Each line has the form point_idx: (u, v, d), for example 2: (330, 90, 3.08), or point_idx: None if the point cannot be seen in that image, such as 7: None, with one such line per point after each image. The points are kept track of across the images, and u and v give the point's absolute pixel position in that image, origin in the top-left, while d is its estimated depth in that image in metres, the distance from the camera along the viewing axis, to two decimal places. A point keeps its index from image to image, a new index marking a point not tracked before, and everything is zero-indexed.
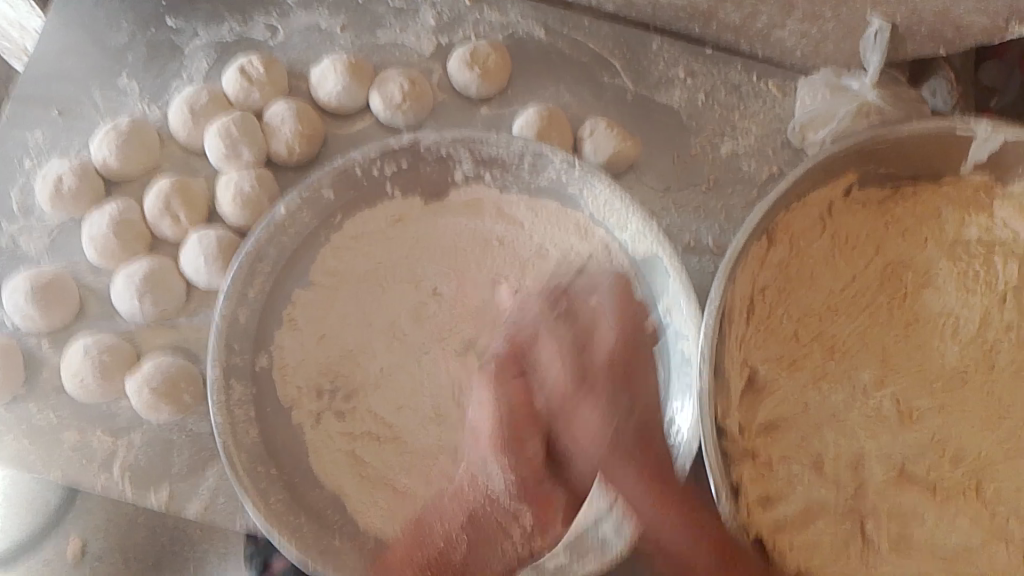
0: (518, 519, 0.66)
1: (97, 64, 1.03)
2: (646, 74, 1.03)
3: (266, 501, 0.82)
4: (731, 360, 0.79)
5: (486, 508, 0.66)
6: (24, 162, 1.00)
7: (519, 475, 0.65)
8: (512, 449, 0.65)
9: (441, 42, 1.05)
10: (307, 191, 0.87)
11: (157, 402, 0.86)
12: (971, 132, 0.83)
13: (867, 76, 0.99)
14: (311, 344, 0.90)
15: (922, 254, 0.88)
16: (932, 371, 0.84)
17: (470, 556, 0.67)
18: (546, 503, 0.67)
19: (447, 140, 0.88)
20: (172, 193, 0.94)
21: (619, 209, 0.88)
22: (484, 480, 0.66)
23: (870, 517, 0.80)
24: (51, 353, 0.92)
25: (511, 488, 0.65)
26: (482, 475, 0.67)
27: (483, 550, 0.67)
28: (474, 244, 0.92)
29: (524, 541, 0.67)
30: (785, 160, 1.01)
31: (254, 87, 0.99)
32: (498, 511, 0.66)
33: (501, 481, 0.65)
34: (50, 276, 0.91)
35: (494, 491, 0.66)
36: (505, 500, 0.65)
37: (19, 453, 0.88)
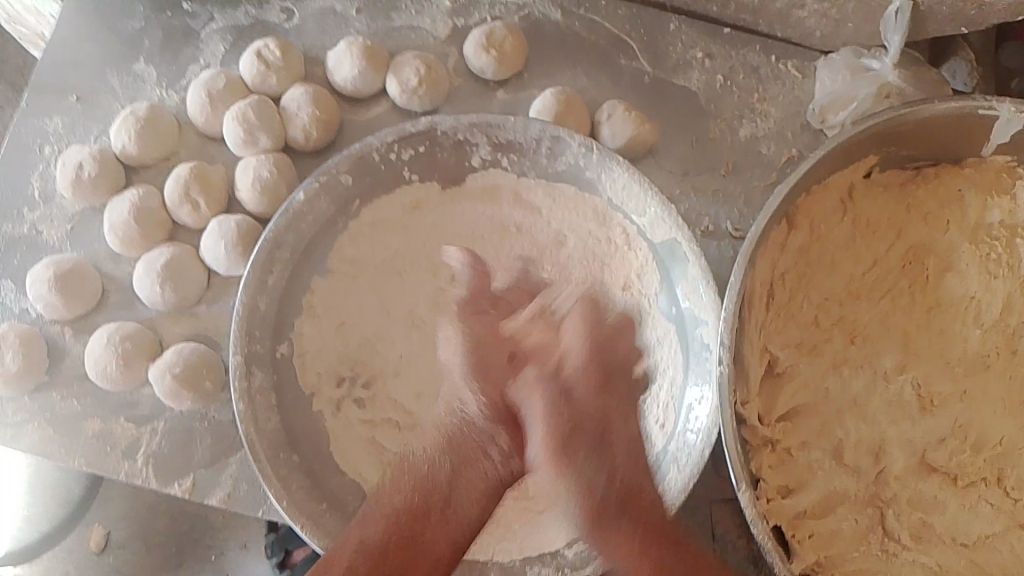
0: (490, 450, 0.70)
1: (114, 50, 1.03)
2: (664, 56, 1.02)
3: (289, 488, 0.83)
4: (750, 346, 0.79)
5: (465, 431, 0.71)
6: (44, 149, 1.01)
7: (499, 410, 0.71)
8: (484, 379, 0.72)
9: (457, 25, 1.04)
10: (324, 176, 0.87)
11: (179, 390, 0.87)
12: (995, 112, 0.81)
13: (888, 55, 0.97)
14: (331, 332, 0.91)
15: (946, 238, 0.87)
16: (954, 357, 0.84)
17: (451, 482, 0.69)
18: (521, 437, 0.71)
19: (464, 124, 0.87)
20: (191, 180, 0.94)
21: (638, 194, 0.86)
22: (460, 408, 0.72)
23: (891, 506, 0.79)
24: (73, 341, 0.93)
25: (484, 411, 0.71)
26: (457, 403, 0.73)
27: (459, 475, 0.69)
28: (492, 230, 0.93)
29: (501, 463, 0.70)
30: (804, 143, 1.00)
31: (271, 72, 0.99)
32: (474, 437, 0.70)
33: (477, 405, 0.71)
34: (70, 265, 0.92)
35: (470, 414, 0.71)
36: (480, 422, 0.71)
37: (43, 440, 0.90)
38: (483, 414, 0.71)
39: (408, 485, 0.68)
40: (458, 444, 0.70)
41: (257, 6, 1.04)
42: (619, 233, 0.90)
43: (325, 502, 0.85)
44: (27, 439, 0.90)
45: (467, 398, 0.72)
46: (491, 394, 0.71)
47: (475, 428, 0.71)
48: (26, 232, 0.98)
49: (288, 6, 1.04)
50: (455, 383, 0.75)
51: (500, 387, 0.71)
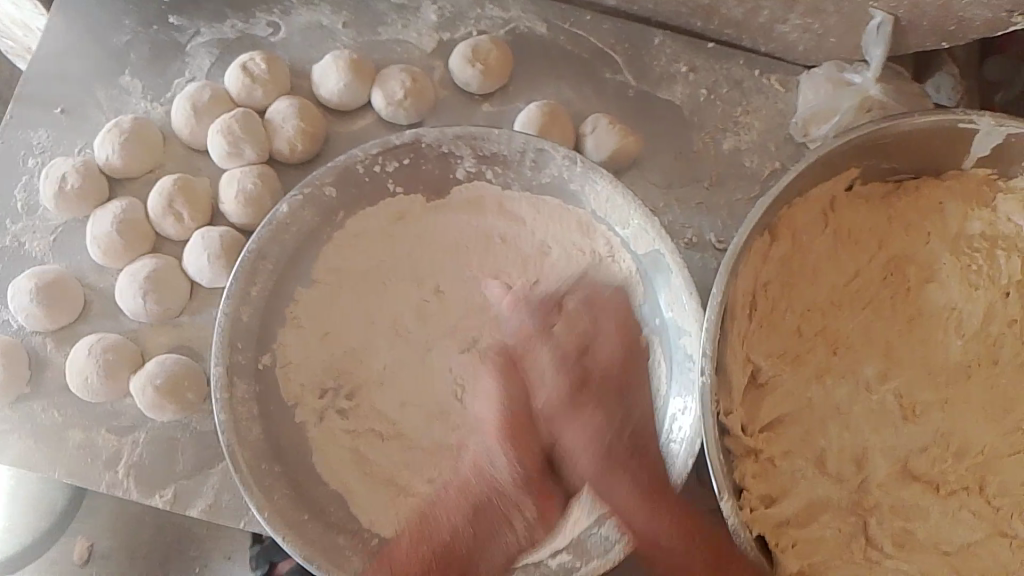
0: (520, 507, 0.73)
1: (100, 63, 1.03)
2: (648, 69, 1.03)
3: (271, 498, 0.82)
4: (732, 356, 0.79)
5: (492, 496, 0.73)
6: (29, 161, 1.01)
7: (523, 468, 0.73)
8: (514, 442, 0.72)
9: (442, 38, 1.05)
10: (308, 188, 0.87)
11: (161, 400, 0.86)
12: (973, 125, 0.82)
13: (869, 69, 0.98)
14: (315, 341, 0.91)
15: (926, 248, 0.87)
16: (936, 365, 0.84)
17: (473, 547, 0.73)
18: (547, 501, 0.74)
19: (447, 137, 0.88)
20: (176, 192, 0.94)
21: (620, 206, 0.87)
22: (490, 473, 0.74)
23: (873, 514, 0.79)
24: (55, 352, 0.93)
25: (516, 480, 0.73)
26: (488, 467, 0.74)
27: (485, 535, 0.73)
28: (478, 241, 0.93)
29: (524, 535, 0.75)
30: (787, 155, 1.01)
31: (256, 85, 0.99)
32: (502, 501, 0.73)
33: (508, 473, 0.73)
34: (53, 275, 0.92)
35: (501, 482, 0.73)
36: (510, 491, 0.73)
37: (24, 452, 0.89)
38: (514, 483, 0.73)
39: (430, 550, 0.71)
40: (481, 506, 0.73)
41: (244, 20, 1.04)
42: (602, 244, 0.90)
43: (307, 513, 0.84)
44: (8, 451, 0.89)
45: (492, 453, 0.74)
46: (524, 464, 0.73)
47: (502, 493, 0.73)
48: (10, 244, 0.97)
49: (274, 20, 1.05)
50: (485, 438, 0.75)
51: (519, 430, 0.73)
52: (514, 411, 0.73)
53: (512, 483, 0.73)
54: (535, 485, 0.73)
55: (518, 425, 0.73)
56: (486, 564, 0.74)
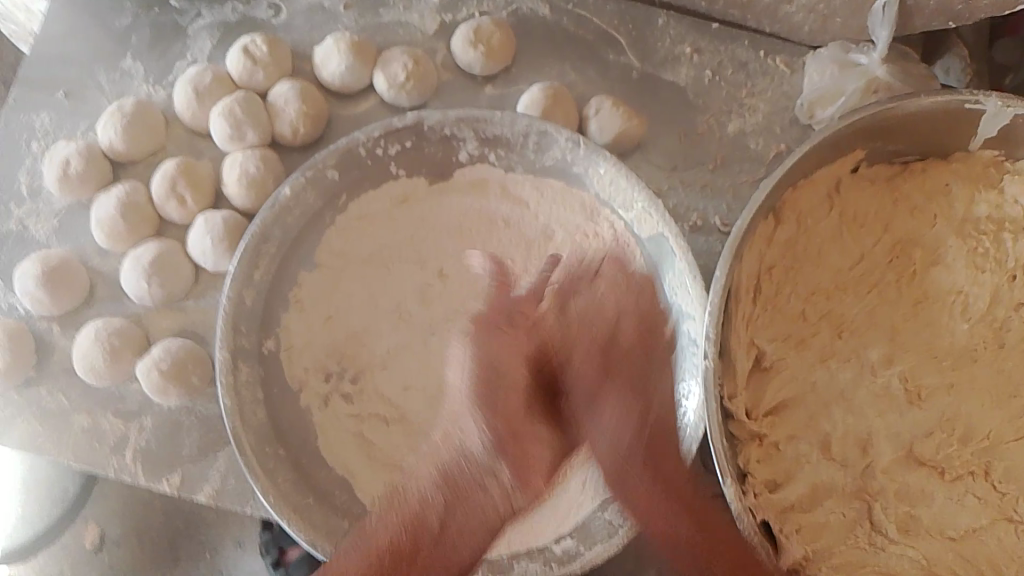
0: (494, 475, 0.71)
1: (101, 45, 1.03)
2: (652, 51, 1.02)
3: (275, 481, 0.82)
4: (736, 338, 0.79)
5: (463, 465, 0.72)
6: (31, 145, 1.00)
7: (493, 432, 0.72)
8: (482, 403, 0.72)
9: (445, 20, 1.04)
10: (311, 171, 0.87)
11: (166, 383, 0.87)
12: (981, 106, 0.82)
13: (875, 50, 0.97)
14: (318, 326, 0.90)
15: (932, 231, 0.87)
16: (941, 349, 0.84)
17: (447, 519, 0.71)
18: (521, 462, 0.72)
19: (451, 120, 0.88)
20: (178, 175, 0.94)
21: (625, 188, 0.87)
22: (462, 439, 0.73)
23: (878, 498, 0.79)
24: (60, 336, 0.93)
25: (487, 446, 0.72)
26: (459, 433, 0.73)
27: (459, 510, 0.71)
28: (481, 223, 0.93)
29: (505, 494, 0.72)
30: (793, 138, 1.00)
31: (258, 67, 0.99)
32: (472, 470, 0.72)
33: (477, 436, 0.72)
34: (57, 259, 0.92)
35: (470, 448, 0.72)
36: (480, 457, 0.72)
37: (31, 436, 0.89)
38: (484, 448, 0.72)
39: (399, 521, 0.70)
40: (455, 479, 0.71)
41: (245, 2, 1.04)
42: (606, 228, 0.89)
43: (311, 497, 0.85)
44: (15, 434, 0.90)
45: (462, 421, 0.73)
46: (492, 425, 0.72)
47: (474, 462, 0.72)
48: (14, 228, 0.97)
49: (276, 2, 1.04)
50: (456, 407, 0.74)
51: (490, 388, 0.72)
52: (489, 373, 0.73)
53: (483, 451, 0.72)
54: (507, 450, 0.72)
55: (491, 381, 0.72)
56: (464, 541, 0.71)
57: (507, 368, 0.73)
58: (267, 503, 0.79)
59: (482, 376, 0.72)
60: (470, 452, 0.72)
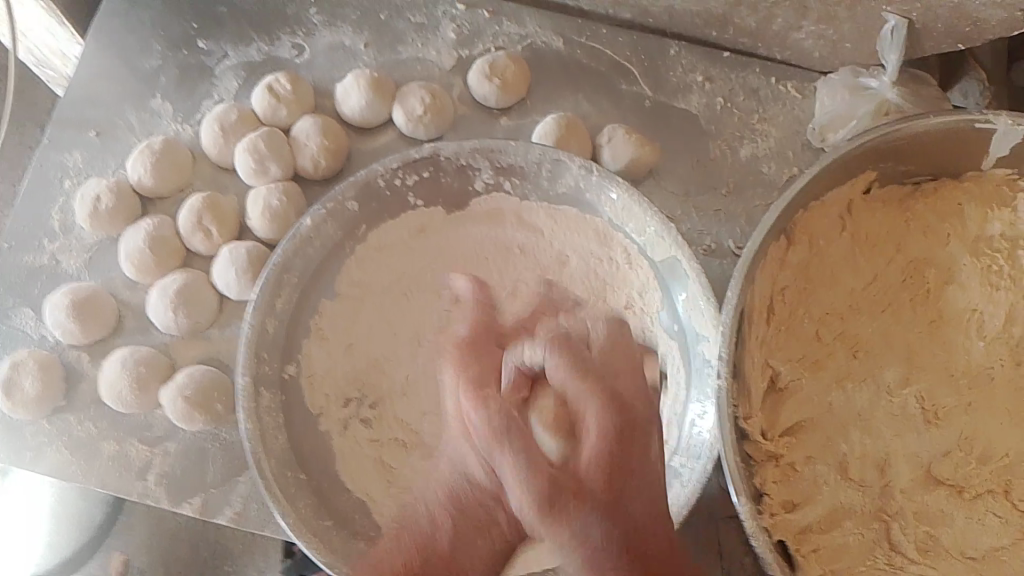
0: (500, 502, 0.66)
1: (132, 87, 1.07)
2: (664, 80, 1.04)
3: (295, 505, 0.83)
4: (751, 362, 0.79)
5: (468, 493, 0.67)
6: (64, 182, 1.04)
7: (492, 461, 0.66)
8: (475, 430, 0.67)
9: (461, 55, 1.07)
10: (331, 203, 0.90)
11: (190, 411, 0.89)
12: (990, 125, 0.82)
13: (885, 74, 0.98)
14: (339, 353, 0.92)
15: (946, 251, 0.87)
16: (958, 368, 0.83)
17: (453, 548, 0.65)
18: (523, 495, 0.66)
19: (466, 150, 0.90)
20: (203, 209, 0.97)
21: (638, 214, 0.88)
22: (465, 471, 0.68)
23: (897, 520, 0.78)
24: (90, 366, 0.96)
25: (485, 475, 0.66)
26: (462, 465, 0.68)
27: (467, 540, 0.66)
28: (497, 252, 0.94)
29: (512, 526, 0.66)
30: (805, 162, 1.01)
31: (281, 103, 1.02)
32: (480, 496, 0.67)
33: (476, 467, 0.66)
34: (87, 292, 0.95)
35: (473, 476, 0.67)
36: (483, 485, 0.66)
37: (60, 463, 0.92)
38: (484, 477, 0.66)
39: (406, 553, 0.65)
40: (464, 502, 0.67)
41: (269, 42, 1.08)
42: (619, 253, 0.91)
43: (331, 521, 0.85)
44: (45, 462, 0.92)
45: (465, 455, 0.68)
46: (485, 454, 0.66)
47: (481, 489, 0.66)
48: (46, 262, 1.00)
49: (298, 42, 1.08)
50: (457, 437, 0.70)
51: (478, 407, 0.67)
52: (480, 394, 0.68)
53: (486, 479, 0.66)
54: (509, 479, 0.66)
55: (490, 414, 0.67)
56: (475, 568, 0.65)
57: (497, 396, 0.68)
58: (286, 526, 0.80)
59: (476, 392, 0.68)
60: (474, 478, 0.67)
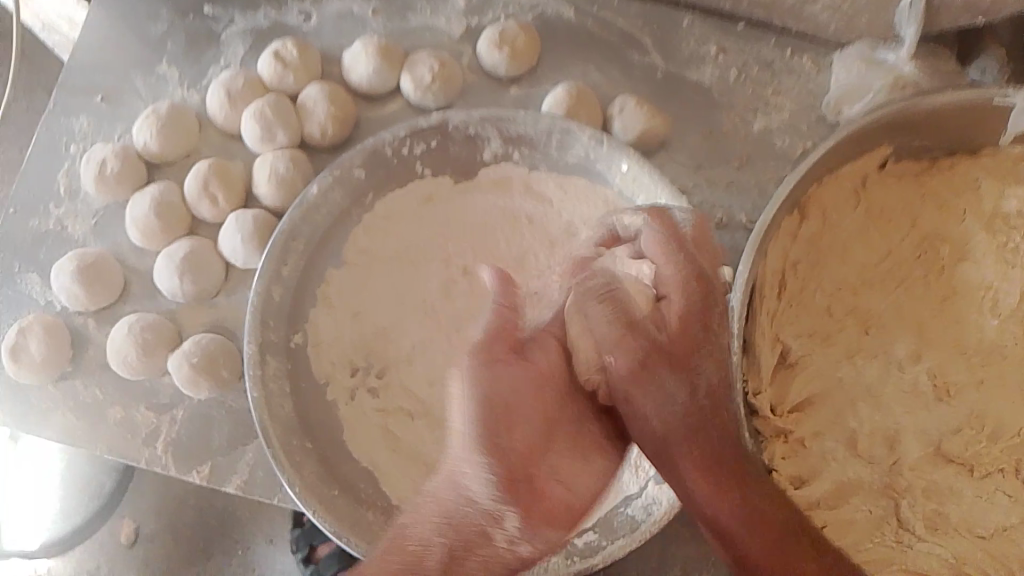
0: (500, 521, 0.66)
1: (138, 52, 1.06)
2: (677, 51, 1.03)
3: (301, 473, 0.83)
4: (761, 335, 0.78)
5: (465, 512, 0.66)
6: (70, 148, 1.03)
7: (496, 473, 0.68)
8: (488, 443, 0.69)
9: (471, 24, 1.06)
10: (338, 169, 0.89)
11: (196, 377, 0.89)
12: (1009, 100, 0.81)
13: (902, 47, 0.96)
14: (346, 321, 0.92)
15: (962, 227, 0.86)
16: (970, 346, 0.83)
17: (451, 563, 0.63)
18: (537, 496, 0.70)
19: (475, 119, 0.89)
20: (210, 175, 0.96)
21: (647, 184, 0.87)
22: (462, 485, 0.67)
23: (905, 496, 0.78)
24: (97, 332, 0.96)
25: (491, 491, 0.67)
26: (459, 481, 0.68)
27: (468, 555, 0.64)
28: (504, 220, 0.94)
29: (510, 544, 0.66)
30: (820, 135, 0.99)
31: (288, 70, 1.01)
32: (478, 514, 0.66)
33: (479, 482, 0.67)
34: (93, 257, 0.94)
35: (476, 493, 0.66)
36: (485, 502, 0.66)
37: (68, 427, 0.92)
38: (489, 495, 0.66)
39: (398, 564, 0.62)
40: (463, 527, 0.65)
41: (277, 8, 1.06)
42: None
43: (337, 488, 0.85)
44: (53, 427, 0.92)
45: (466, 468, 0.68)
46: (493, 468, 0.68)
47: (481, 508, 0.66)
48: (52, 227, 1.00)
49: (306, 7, 1.06)
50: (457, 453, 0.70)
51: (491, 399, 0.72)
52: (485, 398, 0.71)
53: (488, 496, 0.66)
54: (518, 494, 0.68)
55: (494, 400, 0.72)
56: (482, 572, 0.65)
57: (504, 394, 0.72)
58: (293, 494, 0.80)
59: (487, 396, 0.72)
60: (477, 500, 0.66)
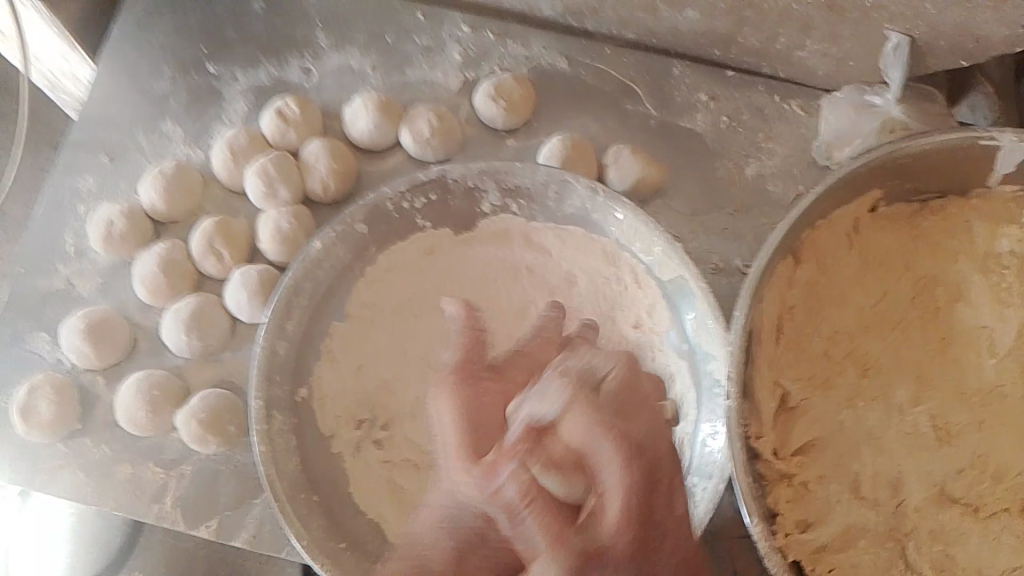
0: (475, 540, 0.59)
1: (143, 112, 1.09)
2: (669, 99, 1.05)
3: (309, 528, 0.83)
4: (761, 381, 0.79)
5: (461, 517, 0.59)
6: (77, 207, 1.05)
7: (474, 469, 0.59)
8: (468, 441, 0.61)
9: (467, 77, 1.08)
10: (340, 226, 0.91)
11: (204, 434, 0.90)
12: (995, 142, 0.84)
13: (890, 91, 0.99)
14: (350, 374, 0.93)
15: (956, 269, 0.87)
16: (969, 386, 0.83)
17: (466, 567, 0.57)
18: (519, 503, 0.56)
19: (474, 172, 0.91)
20: (215, 233, 0.98)
21: (644, 233, 0.88)
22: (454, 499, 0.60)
23: (911, 539, 0.78)
24: (104, 389, 0.97)
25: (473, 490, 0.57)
26: (452, 495, 0.60)
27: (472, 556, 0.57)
28: (505, 271, 0.95)
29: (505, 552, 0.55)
30: (811, 179, 1.01)
31: (290, 127, 1.03)
32: (468, 517, 0.57)
33: (461, 488, 0.59)
34: (100, 315, 0.96)
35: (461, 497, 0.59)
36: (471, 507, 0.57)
37: (76, 486, 0.92)
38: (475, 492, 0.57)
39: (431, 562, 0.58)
40: (431, 554, 0.60)
41: (278, 67, 1.09)
42: (627, 272, 0.92)
43: (344, 542, 0.85)
44: (61, 486, 0.93)
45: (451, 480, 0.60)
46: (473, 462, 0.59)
47: (456, 534, 0.58)
48: (60, 286, 1.01)
49: (307, 65, 1.09)
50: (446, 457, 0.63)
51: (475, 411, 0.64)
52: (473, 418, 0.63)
53: (463, 516, 0.60)
54: (492, 533, 0.59)
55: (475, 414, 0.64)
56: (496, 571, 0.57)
57: (486, 411, 0.64)
58: (300, 547, 0.80)
59: (470, 428, 0.62)
60: (452, 520, 0.61)
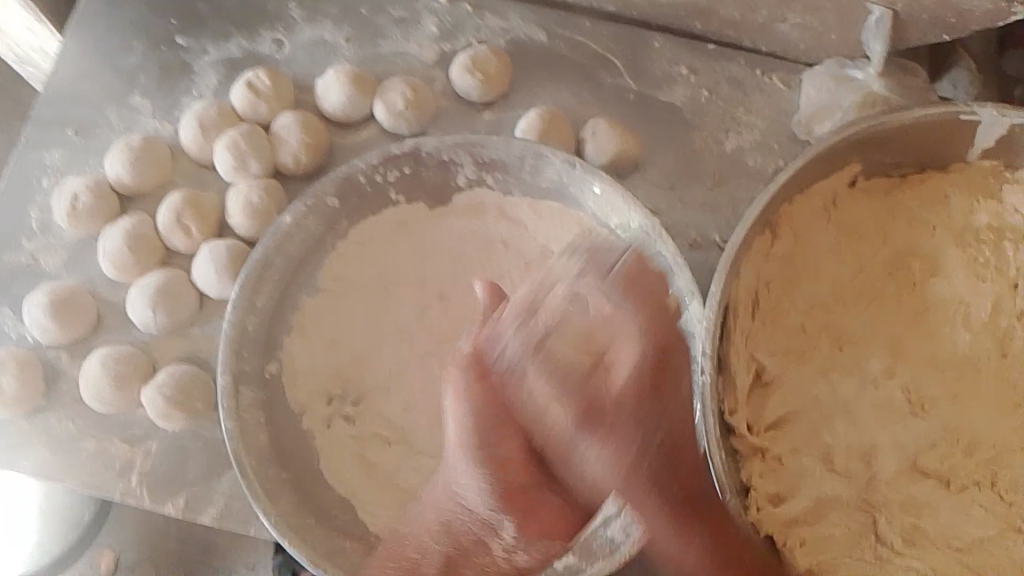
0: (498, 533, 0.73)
1: (110, 84, 1.06)
2: (648, 72, 1.04)
3: (277, 503, 0.82)
4: (735, 354, 0.79)
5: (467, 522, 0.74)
6: (43, 181, 1.03)
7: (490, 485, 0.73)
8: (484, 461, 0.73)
9: (443, 49, 1.06)
10: (311, 200, 0.89)
11: (170, 409, 0.88)
12: (977, 118, 0.82)
13: (871, 65, 0.97)
14: (321, 351, 0.91)
15: (931, 242, 0.86)
16: (944, 360, 0.83)
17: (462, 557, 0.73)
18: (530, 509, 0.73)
19: (447, 145, 0.90)
20: (183, 206, 0.96)
21: (621, 208, 0.87)
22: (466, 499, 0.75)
23: (882, 511, 0.77)
24: (70, 365, 0.95)
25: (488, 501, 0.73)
26: (464, 496, 0.75)
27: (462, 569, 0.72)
28: (477, 246, 0.94)
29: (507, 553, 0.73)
30: (791, 153, 1.00)
31: (260, 99, 1.01)
32: (473, 523, 0.74)
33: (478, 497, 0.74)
34: (65, 291, 0.94)
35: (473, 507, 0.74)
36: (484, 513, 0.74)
37: (41, 464, 0.91)
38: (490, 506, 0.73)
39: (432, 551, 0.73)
40: (460, 538, 0.74)
41: (249, 38, 1.07)
42: None
43: (313, 516, 0.84)
44: (26, 463, 0.91)
45: (463, 480, 0.75)
46: (489, 483, 0.73)
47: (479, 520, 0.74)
48: (25, 261, 0.99)
49: (279, 37, 1.07)
50: (456, 469, 0.76)
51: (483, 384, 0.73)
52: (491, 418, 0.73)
53: (487, 508, 0.73)
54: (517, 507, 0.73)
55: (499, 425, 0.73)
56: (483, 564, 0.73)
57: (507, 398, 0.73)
58: (269, 524, 0.78)
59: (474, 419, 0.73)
60: (473, 509, 0.74)
